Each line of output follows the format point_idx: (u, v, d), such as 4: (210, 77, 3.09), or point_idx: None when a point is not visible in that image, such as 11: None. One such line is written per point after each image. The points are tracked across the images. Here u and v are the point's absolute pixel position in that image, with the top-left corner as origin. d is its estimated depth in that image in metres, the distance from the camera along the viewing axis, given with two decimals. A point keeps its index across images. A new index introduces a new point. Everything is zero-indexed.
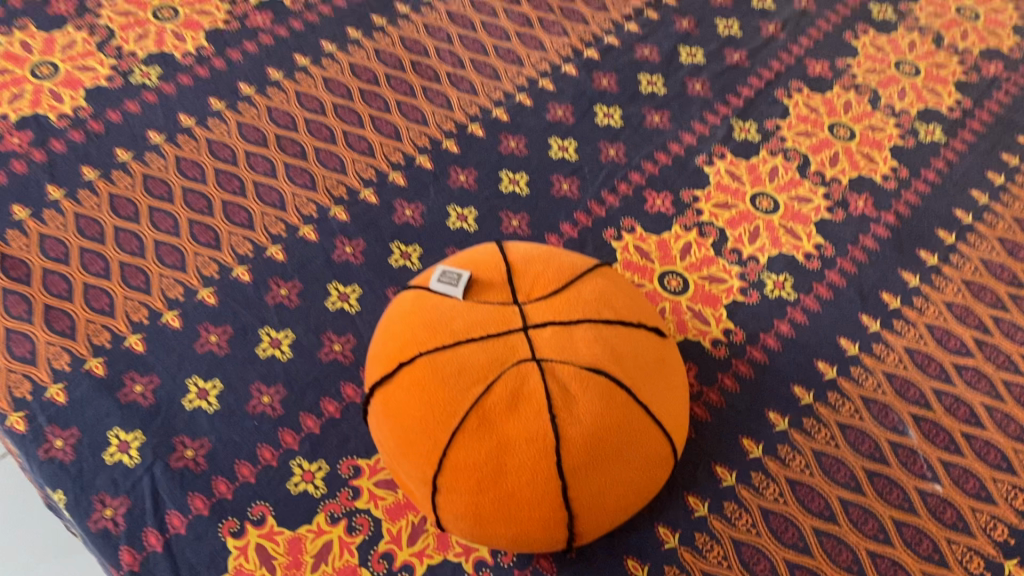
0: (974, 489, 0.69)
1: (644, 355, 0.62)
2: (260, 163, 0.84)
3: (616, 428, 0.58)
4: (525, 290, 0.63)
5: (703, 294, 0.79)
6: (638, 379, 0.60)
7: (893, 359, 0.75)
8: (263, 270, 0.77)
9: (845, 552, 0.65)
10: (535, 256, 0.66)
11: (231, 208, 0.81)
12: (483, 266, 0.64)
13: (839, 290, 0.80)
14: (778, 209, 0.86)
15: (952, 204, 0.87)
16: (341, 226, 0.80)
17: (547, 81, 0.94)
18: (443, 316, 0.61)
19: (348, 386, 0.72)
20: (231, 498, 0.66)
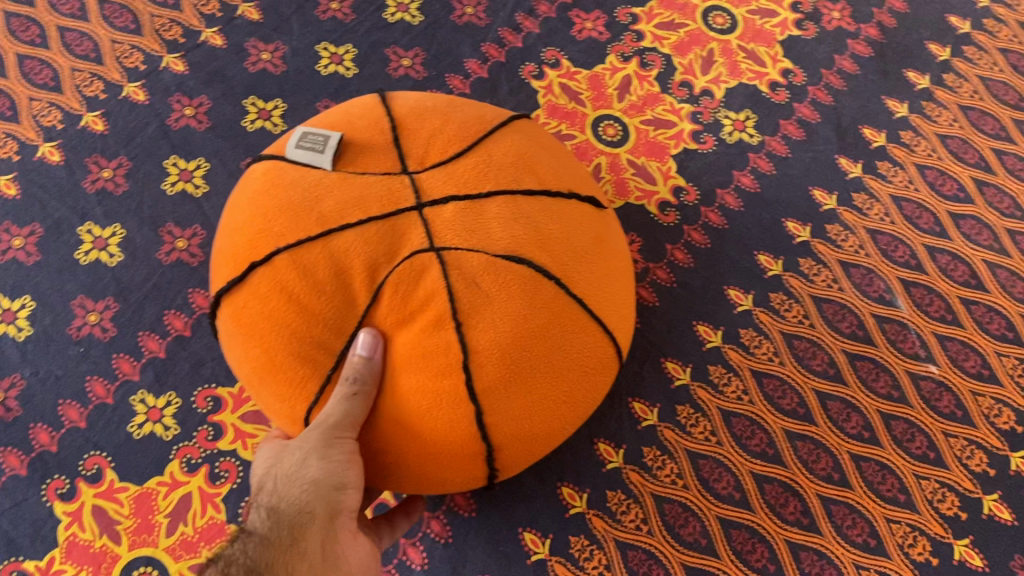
0: (974, 369, 0.57)
1: (583, 225, 0.42)
2: (67, 2, 0.64)
3: (553, 331, 0.38)
4: (415, 149, 0.41)
5: (646, 143, 0.64)
6: (579, 262, 0.40)
7: (878, 213, 0.62)
8: (78, 146, 0.60)
9: (824, 458, 0.55)
10: (430, 104, 0.44)
11: (30, 65, 0.62)
12: (355, 121, 0.42)
13: (812, 128, 0.65)
14: (736, 27, 0.69)
15: (946, 9, 0.70)
16: (177, 81, 0.62)
17: None
18: (303, 194, 0.39)
19: (196, 293, 0.56)
20: (55, 450, 0.52)
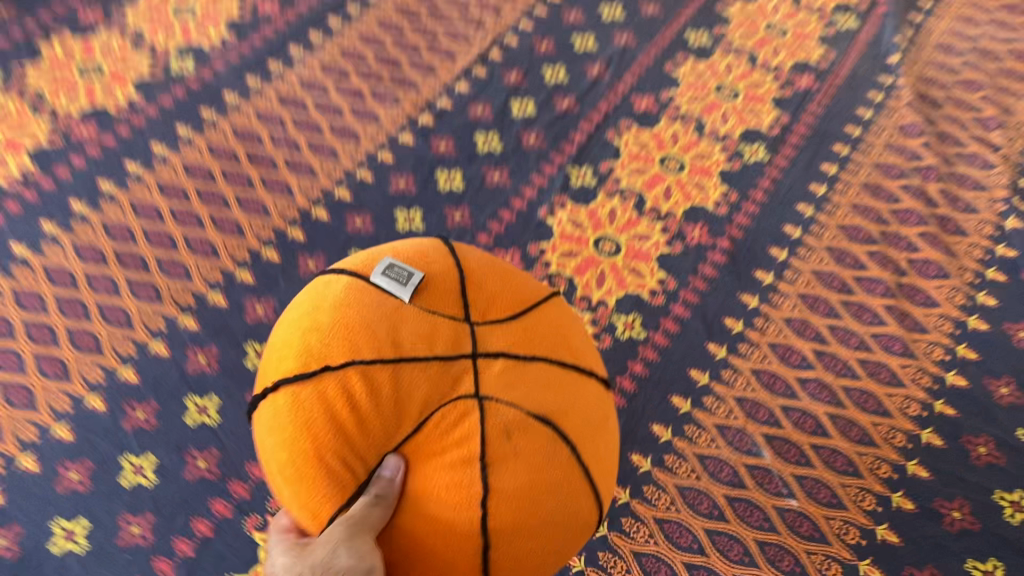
0: (843, 466, 0.81)
1: (592, 403, 0.57)
2: (158, 239, 0.88)
3: (557, 480, 0.52)
4: (479, 307, 0.57)
5: None
6: (588, 433, 0.55)
7: (740, 383, 0.85)
8: (117, 395, 0.79)
9: (736, 546, 0.77)
10: (494, 271, 0.60)
11: (134, 287, 0.85)
12: (436, 268, 0.57)
13: (685, 322, 0.88)
14: (620, 250, 0.93)
15: (782, 220, 0.96)
16: (192, 335, 0.83)
17: (405, 138, 0.98)
18: (380, 317, 0.53)
19: None
20: (192, 555, 0.73)
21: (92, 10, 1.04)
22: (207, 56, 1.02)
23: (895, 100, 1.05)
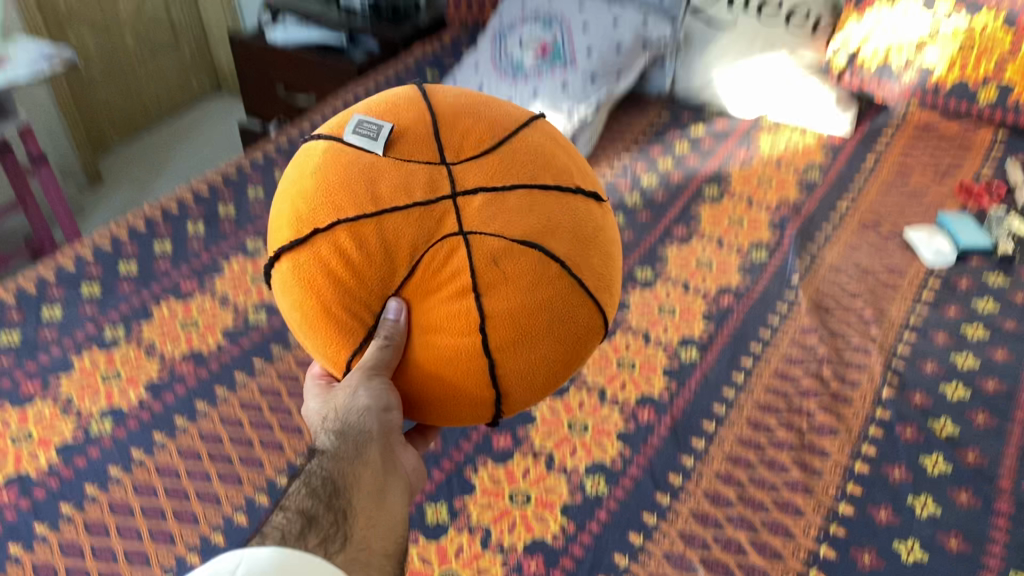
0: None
1: (571, 215, 0.71)
2: (241, 440, 1.11)
3: (543, 295, 0.67)
4: (453, 149, 0.70)
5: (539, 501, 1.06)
6: (572, 240, 0.70)
7: (682, 519, 1.03)
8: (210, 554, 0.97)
9: None
10: (461, 108, 0.74)
11: (224, 474, 1.06)
12: (407, 121, 0.71)
13: (637, 480, 1.09)
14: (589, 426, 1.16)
15: (711, 401, 1.19)
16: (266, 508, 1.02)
17: None
18: (367, 175, 0.67)
19: None
20: None
21: (191, 282, 1.38)
22: (276, 309, 1.33)
23: (795, 311, 1.32)
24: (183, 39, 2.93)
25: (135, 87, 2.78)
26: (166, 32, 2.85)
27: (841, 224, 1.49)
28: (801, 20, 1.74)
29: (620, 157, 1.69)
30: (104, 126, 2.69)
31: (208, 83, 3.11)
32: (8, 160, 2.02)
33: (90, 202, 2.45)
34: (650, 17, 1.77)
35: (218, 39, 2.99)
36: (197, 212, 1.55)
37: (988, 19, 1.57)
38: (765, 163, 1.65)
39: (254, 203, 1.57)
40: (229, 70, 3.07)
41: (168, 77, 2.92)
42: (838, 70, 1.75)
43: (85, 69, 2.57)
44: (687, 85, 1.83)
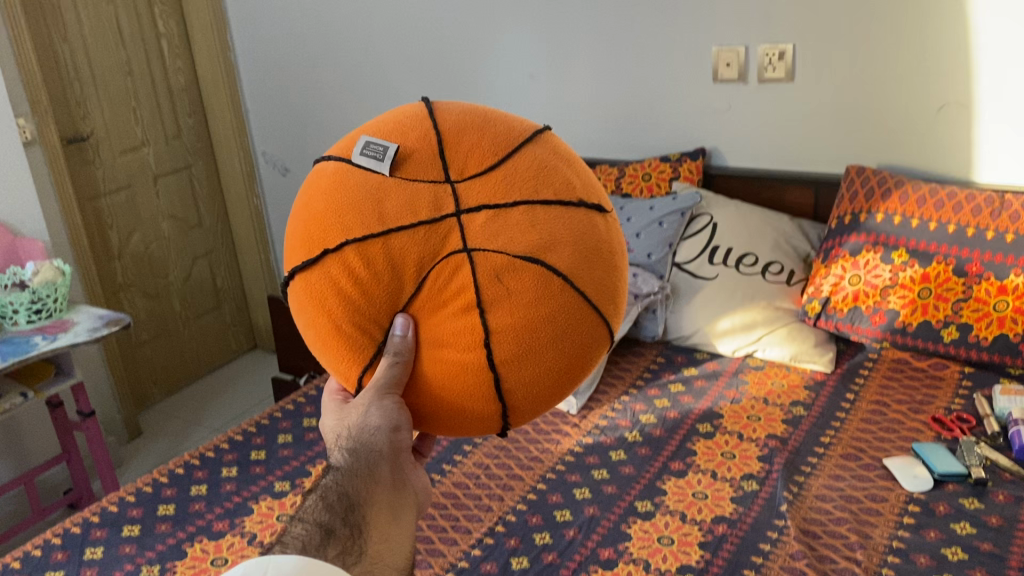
0: None
1: (585, 229, 0.65)
2: None
3: (555, 314, 0.62)
4: (456, 165, 0.65)
5: None
6: (586, 259, 0.64)
7: None
8: None
9: None
10: (467, 119, 0.68)
11: None
12: (413, 137, 0.66)
13: None
14: None
15: None
16: None
17: None
18: (370, 189, 0.64)
19: None
20: None
21: (222, 521, 1.48)
22: None
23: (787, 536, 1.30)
24: (225, 303, 3.21)
25: (180, 347, 3.03)
26: (210, 297, 3.15)
27: (828, 458, 1.46)
28: (775, 271, 1.87)
29: (619, 399, 1.69)
30: (147, 384, 2.91)
31: (246, 341, 3.34)
32: (61, 414, 2.20)
33: (130, 454, 2.60)
34: (639, 273, 1.88)
35: (257, 303, 3.26)
36: (233, 456, 1.69)
37: (940, 268, 1.68)
38: (774, 369, 1.74)
39: (284, 447, 1.71)
40: (266, 328, 3.30)
41: (211, 338, 3.16)
42: (814, 311, 1.80)
43: (135, 333, 2.85)
44: (678, 330, 1.87)
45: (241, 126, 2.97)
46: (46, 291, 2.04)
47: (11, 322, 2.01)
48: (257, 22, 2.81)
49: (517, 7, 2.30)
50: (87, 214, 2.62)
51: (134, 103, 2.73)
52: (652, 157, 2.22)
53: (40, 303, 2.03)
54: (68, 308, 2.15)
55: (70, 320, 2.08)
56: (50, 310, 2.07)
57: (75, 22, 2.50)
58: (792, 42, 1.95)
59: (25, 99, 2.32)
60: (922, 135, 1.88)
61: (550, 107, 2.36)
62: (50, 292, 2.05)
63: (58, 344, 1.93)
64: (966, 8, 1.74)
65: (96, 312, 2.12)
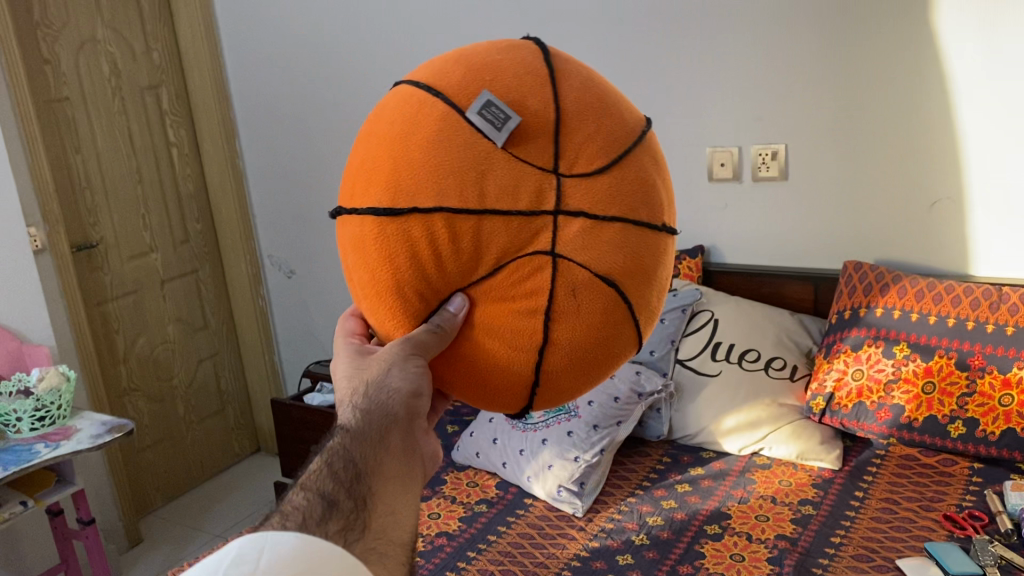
0: None
1: (658, 256, 0.66)
2: None
3: (606, 334, 0.64)
4: (568, 157, 0.62)
5: None
6: (648, 286, 0.66)
7: None
8: None
9: None
10: (589, 101, 0.64)
11: None
12: (534, 112, 0.62)
13: None
14: None
15: None
16: None
17: None
18: (480, 161, 0.60)
19: None
20: None
21: None
22: None
23: None
24: (228, 406, 3.20)
25: (183, 451, 3.01)
26: (214, 400, 3.14)
27: (840, 558, 1.39)
28: (778, 366, 1.87)
29: (624, 500, 1.64)
30: (149, 489, 2.88)
31: (249, 445, 3.31)
32: (60, 522, 2.17)
33: (129, 563, 2.55)
34: (642, 371, 1.86)
35: (260, 405, 3.25)
36: None
37: (942, 362, 1.68)
38: (780, 468, 1.70)
39: None
40: (269, 430, 3.28)
41: (214, 441, 3.14)
42: (819, 407, 1.78)
43: (138, 438, 2.83)
44: (683, 428, 1.85)
45: (248, 230, 3.02)
46: (50, 398, 2.04)
47: (14, 430, 2.00)
48: (264, 132, 2.90)
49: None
50: (94, 319, 2.65)
51: (144, 209, 2.79)
52: None
53: (44, 411, 2.03)
54: (70, 415, 2.14)
55: (73, 427, 2.07)
56: (54, 417, 2.06)
57: (89, 134, 2.58)
58: (784, 142, 2.00)
59: (38, 208, 2.37)
60: (917, 230, 1.90)
61: None
62: (55, 399, 2.05)
63: (60, 451, 1.92)
64: (952, 108, 1.79)
65: (99, 419, 2.11)
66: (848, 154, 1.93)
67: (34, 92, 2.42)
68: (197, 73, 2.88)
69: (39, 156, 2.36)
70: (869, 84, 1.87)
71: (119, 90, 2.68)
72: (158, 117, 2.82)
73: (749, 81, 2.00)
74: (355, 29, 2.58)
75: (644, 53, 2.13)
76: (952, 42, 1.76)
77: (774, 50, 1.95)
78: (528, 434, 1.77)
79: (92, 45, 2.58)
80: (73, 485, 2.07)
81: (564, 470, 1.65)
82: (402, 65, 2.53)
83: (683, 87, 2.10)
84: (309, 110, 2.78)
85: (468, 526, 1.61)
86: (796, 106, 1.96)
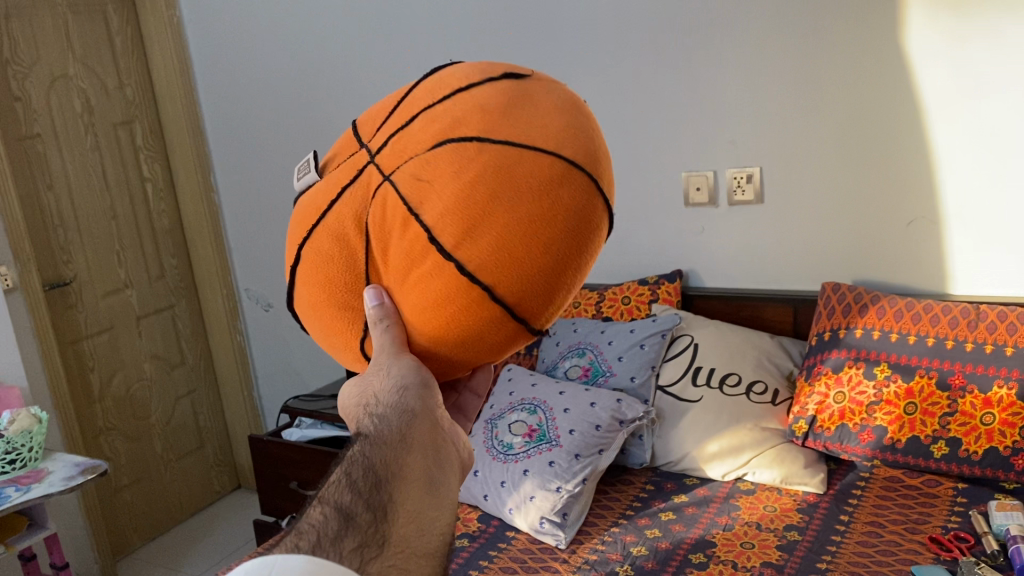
0: None
1: (493, 95, 0.66)
2: None
3: (488, 167, 0.61)
4: (369, 129, 0.71)
5: None
6: (497, 115, 0.64)
7: None
8: None
9: None
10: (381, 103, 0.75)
11: None
12: (335, 147, 0.73)
13: None
14: None
15: None
16: None
17: None
18: (312, 195, 0.70)
19: None
20: None
21: None
22: None
23: None
24: (207, 443, 3.15)
25: (162, 491, 2.96)
26: (193, 438, 3.09)
27: None
28: (759, 391, 1.86)
29: (608, 530, 1.62)
30: (126, 531, 2.82)
31: (229, 482, 3.26)
32: (33, 566, 2.11)
33: None
34: (623, 398, 1.82)
35: (240, 441, 3.21)
36: None
37: (923, 382, 1.67)
38: (765, 494, 1.68)
39: None
40: (249, 466, 3.23)
41: (193, 479, 3.09)
42: (802, 430, 1.77)
43: (114, 478, 2.78)
44: (666, 455, 1.83)
45: (224, 263, 3.00)
46: (21, 440, 1.99)
47: None
48: (240, 165, 2.88)
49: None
50: (68, 357, 2.60)
51: (118, 246, 2.76)
52: (630, 279, 2.24)
53: (14, 454, 1.98)
54: (42, 457, 2.09)
55: (44, 469, 2.02)
56: (25, 459, 2.01)
57: (62, 170, 2.56)
58: (759, 165, 2.00)
59: (9, 248, 2.34)
60: (892, 251, 1.90)
61: None
62: (26, 441, 2.00)
63: (32, 495, 1.87)
64: (924, 128, 1.80)
65: (72, 461, 2.07)
66: (824, 176, 1.93)
67: (6, 132, 2.40)
68: (171, 108, 2.86)
69: (10, 195, 2.33)
70: (842, 107, 1.88)
71: (92, 125, 2.66)
72: (132, 152, 2.80)
73: (723, 106, 2.01)
74: (330, 63, 2.58)
75: (619, 80, 2.13)
76: (923, 62, 1.77)
77: (746, 74, 1.96)
78: (509, 465, 1.73)
79: (63, 81, 2.57)
80: (45, 529, 2.02)
81: (546, 501, 1.62)
82: (378, 97, 2.52)
83: (659, 113, 2.10)
84: (285, 143, 2.76)
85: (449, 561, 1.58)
86: (768, 129, 1.97)
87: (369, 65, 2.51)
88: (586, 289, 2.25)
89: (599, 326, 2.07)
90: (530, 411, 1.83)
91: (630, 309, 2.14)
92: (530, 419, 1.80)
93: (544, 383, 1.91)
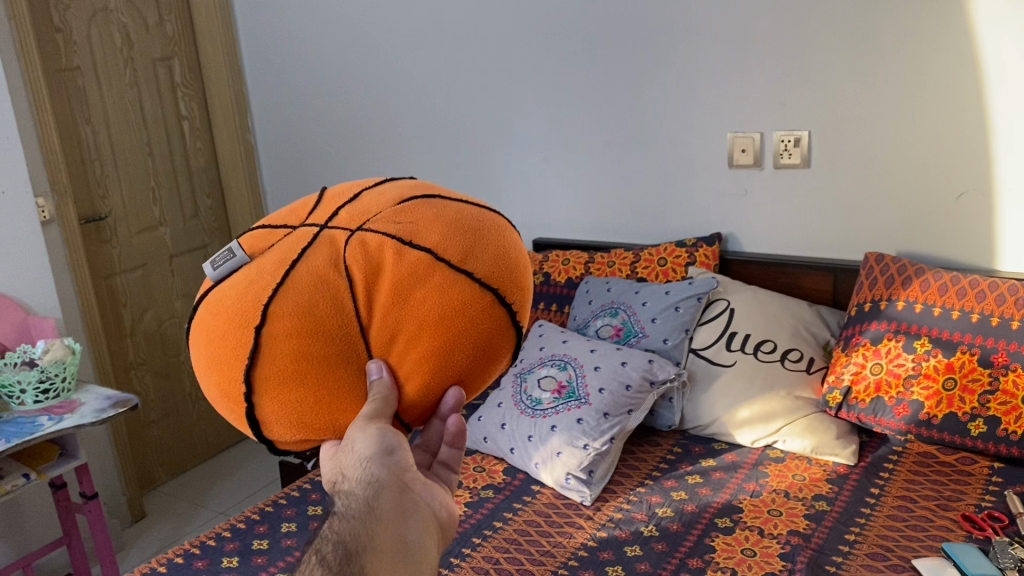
0: None
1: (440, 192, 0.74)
2: None
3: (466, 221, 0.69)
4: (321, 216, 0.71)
5: None
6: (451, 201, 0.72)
7: None
8: None
9: None
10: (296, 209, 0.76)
11: None
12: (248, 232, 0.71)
13: None
14: None
15: None
16: None
17: None
18: (265, 260, 0.67)
19: None
20: None
21: None
22: None
23: None
24: None
25: (188, 428, 2.99)
26: None
27: (855, 557, 1.34)
28: (795, 358, 1.83)
29: (633, 490, 1.61)
30: (152, 465, 2.86)
31: None
32: (63, 495, 2.15)
33: (130, 539, 2.52)
34: (654, 359, 1.81)
35: None
36: (292, 512, 1.62)
37: (964, 358, 1.63)
38: (793, 463, 1.67)
39: (287, 508, 1.64)
40: None
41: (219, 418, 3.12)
42: (836, 401, 1.74)
43: (143, 413, 2.82)
44: (696, 419, 1.82)
45: (255, 201, 3.01)
46: (55, 370, 2.01)
47: (18, 402, 1.97)
48: (284, 112, 2.89)
49: (531, 96, 2.35)
50: (101, 291, 2.63)
51: (154, 182, 2.76)
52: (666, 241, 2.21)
53: (48, 383, 2.00)
54: (75, 388, 2.11)
55: (76, 400, 2.04)
56: (58, 389, 2.03)
57: (99, 103, 2.55)
58: (808, 128, 1.95)
59: (45, 179, 2.35)
60: (943, 223, 1.85)
61: (566, 182, 2.37)
62: (59, 371, 2.02)
63: (64, 424, 1.89)
64: (981, 99, 1.74)
65: (104, 393, 2.08)
66: (872, 142, 1.88)
67: (43, 61, 2.39)
68: (210, 46, 2.85)
69: (48, 126, 2.33)
70: (899, 69, 1.81)
71: (131, 60, 2.65)
72: (169, 88, 2.79)
73: (773, 64, 1.95)
74: (375, 7, 2.55)
75: (665, 32, 2.08)
76: (985, 24, 1.70)
77: (797, 31, 1.90)
78: (536, 420, 1.72)
79: (104, 15, 2.55)
80: (77, 459, 2.05)
81: (573, 458, 1.62)
82: (421, 40, 2.49)
83: (705, 69, 2.05)
84: (325, 82, 2.75)
85: (474, 511, 1.58)
86: (816, 90, 1.92)
87: (412, 11, 2.48)
88: (621, 249, 2.22)
89: (633, 287, 2.04)
90: (560, 367, 1.81)
91: (665, 271, 2.11)
92: (560, 374, 1.79)
93: (576, 340, 1.90)
